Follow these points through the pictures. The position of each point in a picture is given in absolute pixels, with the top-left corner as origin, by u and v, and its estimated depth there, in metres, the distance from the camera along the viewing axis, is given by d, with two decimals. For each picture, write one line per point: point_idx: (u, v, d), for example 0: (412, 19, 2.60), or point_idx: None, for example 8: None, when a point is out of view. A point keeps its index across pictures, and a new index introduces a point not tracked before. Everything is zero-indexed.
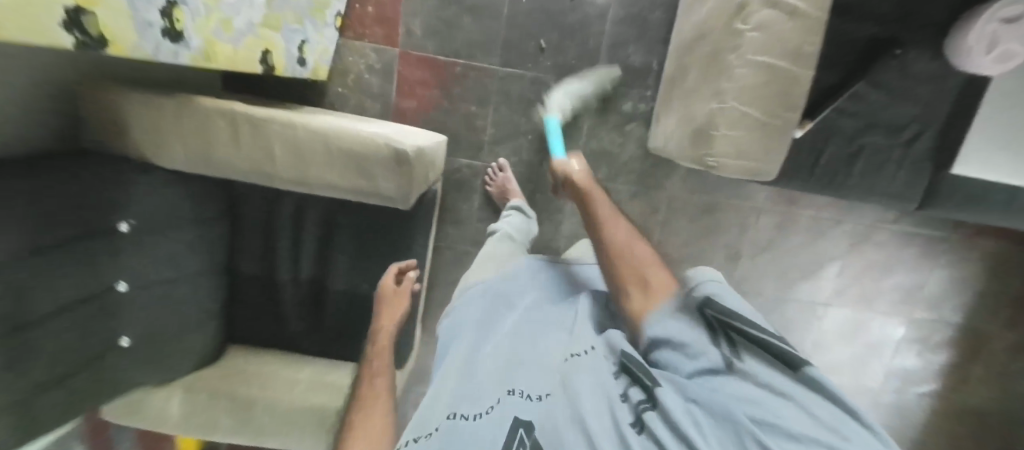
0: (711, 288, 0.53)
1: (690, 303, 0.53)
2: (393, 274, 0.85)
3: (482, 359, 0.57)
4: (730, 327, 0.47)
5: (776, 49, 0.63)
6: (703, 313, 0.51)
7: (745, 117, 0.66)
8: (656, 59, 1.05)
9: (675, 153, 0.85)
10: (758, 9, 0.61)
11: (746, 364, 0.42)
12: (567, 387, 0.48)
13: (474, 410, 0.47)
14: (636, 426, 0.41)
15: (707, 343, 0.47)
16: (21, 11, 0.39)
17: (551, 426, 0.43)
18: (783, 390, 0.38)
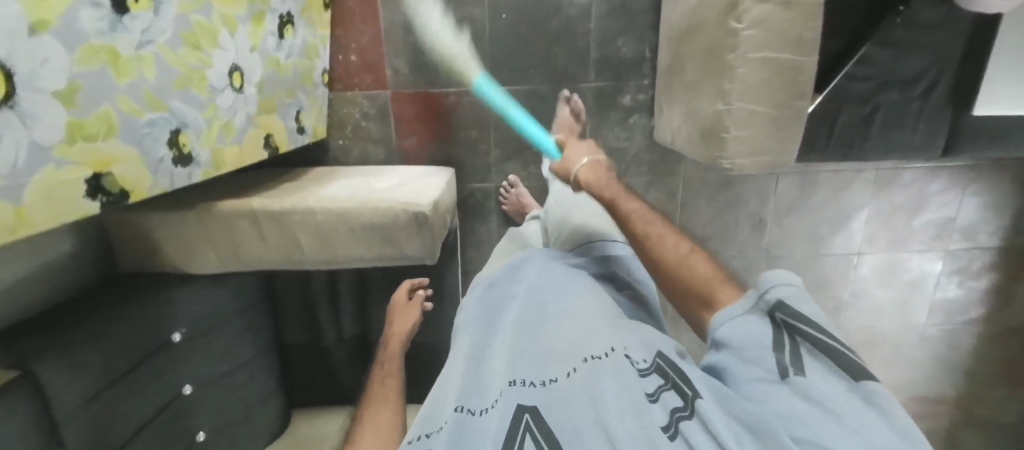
0: (786, 293, 0.51)
1: (755, 304, 0.52)
2: (403, 292, 0.84)
3: (492, 349, 0.62)
4: (802, 337, 0.47)
5: (776, 43, 0.61)
6: (776, 317, 0.49)
7: (753, 115, 0.65)
8: (648, 46, 1.02)
9: (685, 147, 0.85)
10: (750, 7, 0.59)
11: (803, 378, 0.44)
12: (582, 378, 0.51)
13: (484, 406, 0.52)
14: (668, 430, 0.44)
15: (761, 331, 0.49)
16: (49, 201, 0.42)
17: (559, 422, 0.47)
18: (842, 413, 0.40)
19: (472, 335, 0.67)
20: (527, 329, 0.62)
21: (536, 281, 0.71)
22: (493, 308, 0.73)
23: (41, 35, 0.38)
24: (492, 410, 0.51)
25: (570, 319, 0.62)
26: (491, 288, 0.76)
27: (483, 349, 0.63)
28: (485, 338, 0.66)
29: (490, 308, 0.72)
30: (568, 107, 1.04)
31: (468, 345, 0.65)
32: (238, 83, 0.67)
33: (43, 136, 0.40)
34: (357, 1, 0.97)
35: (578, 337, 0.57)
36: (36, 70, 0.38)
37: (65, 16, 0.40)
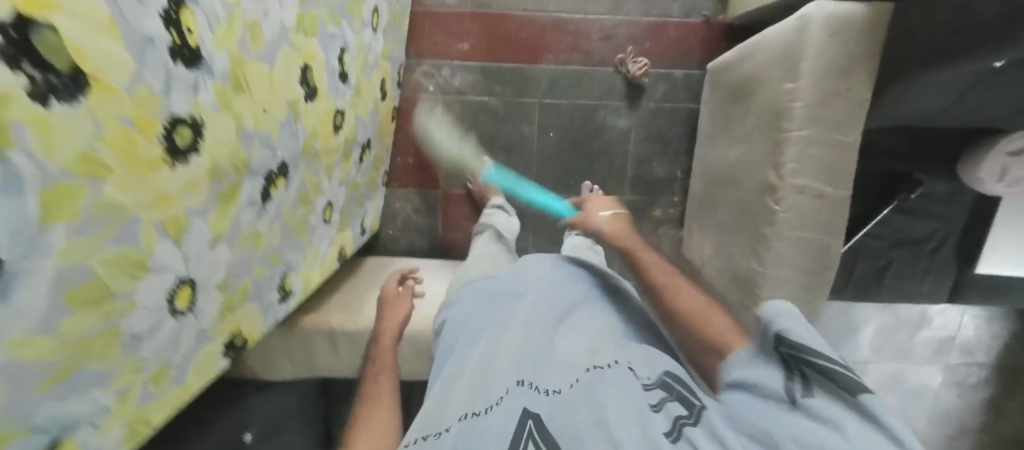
0: (789, 315, 0.39)
1: (763, 340, 0.40)
2: (395, 281, 0.82)
3: (486, 355, 0.50)
4: (812, 368, 0.35)
5: (810, 223, 0.69)
6: (779, 351, 0.38)
7: (788, 279, 0.73)
8: (680, 169, 1.11)
9: (716, 277, 0.93)
10: (788, 195, 0.68)
11: (813, 398, 0.33)
12: (587, 388, 0.42)
13: (477, 399, 0.43)
14: (671, 434, 0.36)
15: (769, 367, 0.37)
16: (200, 372, 0.48)
17: (564, 423, 0.39)
18: (870, 442, 0.29)
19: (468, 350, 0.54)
20: (533, 337, 0.52)
21: (543, 287, 0.61)
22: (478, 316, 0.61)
23: (217, 245, 0.45)
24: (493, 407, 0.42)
25: (579, 335, 0.52)
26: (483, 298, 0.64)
27: (482, 356, 0.50)
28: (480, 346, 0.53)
29: (485, 316, 0.59)
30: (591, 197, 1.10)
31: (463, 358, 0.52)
32: (327, 215, 0.75)
33: (205, 322, 0.47)
34: (420, 112, 1.07)
35: (581, 352, 0.49)
36: (209, 274, 0.45)
37: (232, 222, 0.47)
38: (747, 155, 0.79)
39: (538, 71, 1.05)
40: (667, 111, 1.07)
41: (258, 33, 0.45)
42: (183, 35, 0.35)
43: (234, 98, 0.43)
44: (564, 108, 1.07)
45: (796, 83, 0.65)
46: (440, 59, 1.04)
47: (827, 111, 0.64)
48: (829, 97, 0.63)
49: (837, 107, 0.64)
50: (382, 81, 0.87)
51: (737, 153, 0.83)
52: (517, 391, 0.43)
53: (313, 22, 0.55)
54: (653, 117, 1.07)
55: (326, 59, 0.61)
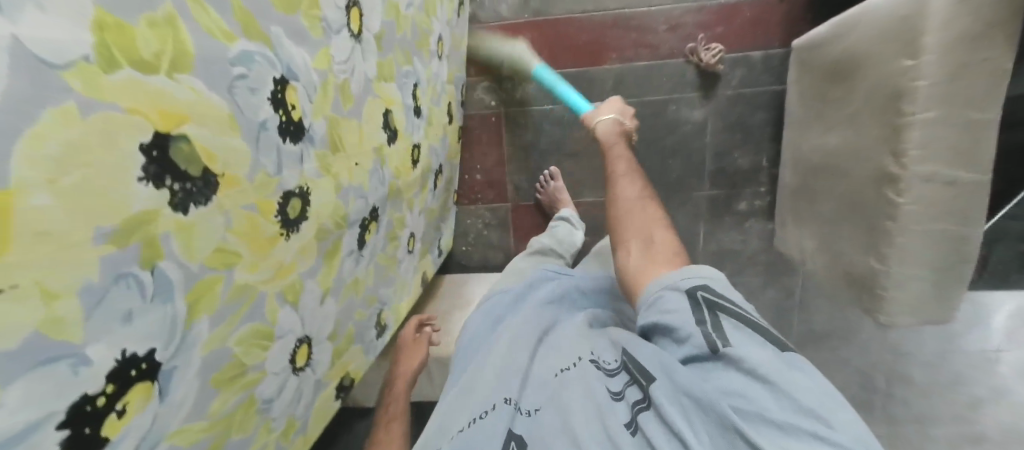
0: (696, 271, 0.45)
1: (675, 283, 0.45)
2: (411, 324, 0.78)
3: (480, 374, 0.56)
4: (722, 312, 0.41)
5: (942, 213, 0.60)
6: (693, 295, 0.43)
7: (914, 276, 0.64)
8: (766, 157, 1.02)
9: (823, 275, 0.84)
10: (912, 186, 0.60)
11: (733, 346, 0.39)
12: (558, 387, 0.47)
13: (471, 418, 0.49)
14: (630, 426, 0.40)
15: (676, 298, 0.44)
16: (320, 418, 0.51)
17: (543, 432, 0.43)
18: (771, 380, 0.36)
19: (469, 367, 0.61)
20: (519, 348, 0.57)
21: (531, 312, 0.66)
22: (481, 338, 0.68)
23: (325, 300, 0.48)
24: (480, 422, 0.48)
25: (559, 336, 0.57)
26: (487, 317, 0.72)
27: (475, 373, 0.57)
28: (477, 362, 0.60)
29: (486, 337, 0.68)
30: None
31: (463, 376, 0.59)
32: (411, 245, 0.76)
33: (320, 372, 0.50)
34: (483, 128, 1.07)
35: (554, 354, 0.53)
36: (320, 328, 0.48)
37: (337, 275, 0.49)
38: (854, 140, 0.70)
39: (601, 73, 1.00)
40: (747, 97, 0.99)
41: (347, 92, 0.45)
42: (289, 113, 0.36)
43: (332, 160, 0.44)
44: (631, 108, 1.01)
45: (917, 60, 0.56)
46: (499, 73, 1.03)
47: (959, 88, 0.54)
48: (962, 73, 0.54)
49: (970, 83, 0.54)
50: (449, 105, 0.87)
51: (840, 138, 0.74)
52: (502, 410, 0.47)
53: (390, 66, 0.56)
54: (731, 104, 0.99)
55: (402, 99, 0.61)
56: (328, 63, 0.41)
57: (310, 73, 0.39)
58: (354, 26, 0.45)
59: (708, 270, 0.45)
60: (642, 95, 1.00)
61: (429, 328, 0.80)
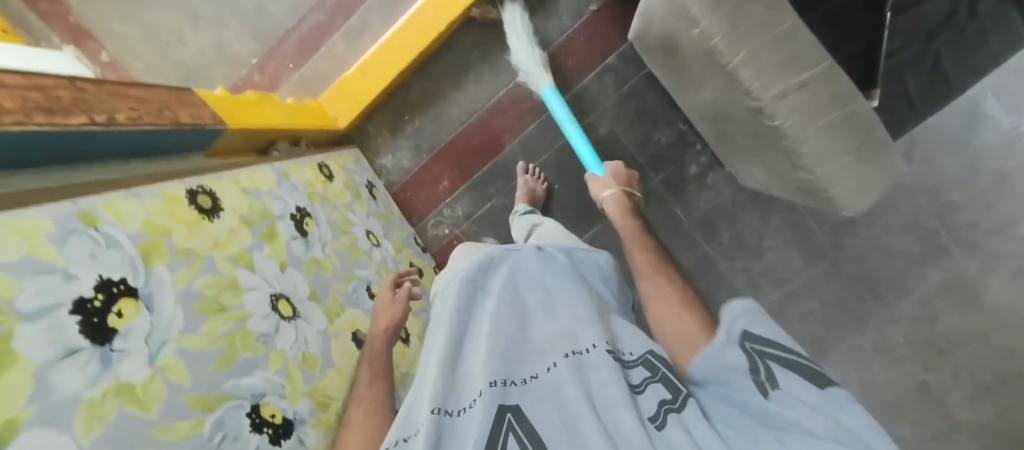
0: (745, 317, 0.44)
1: (726, 332, 0.44)
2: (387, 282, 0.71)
3: (468, 353, 0.52)
4: (772, 359, 0.41)
5: (817, 109, 0.64)
6: (745, 348, 0.42)
7: (841, 165, 0.66)
8: (680, 121, 1.08)
9: (787, 193, 0.86)
10: (777, 107, 0.64)
11: (780, 389, 0.38)
12: (564, 372, 0.44)
13: (464, 403, 0.46)
14: (656, 420, 0.40)
15: (724, 351, 0.43)
16: None
17: (544, 416, 0.41)
18: (830, 427, 0.34)
19: (454, 338, 0.54)
20: (510, 325, 0.53)
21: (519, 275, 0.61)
22: (470, 294, 0.60)
23: None
24: (471, 410, 0.44)
25: (561, 316, 0.54)
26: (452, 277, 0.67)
27: (462, 354, 0.52)
28: (461, 337, 0.54)
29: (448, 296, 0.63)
30: (529, 175, 1.08)
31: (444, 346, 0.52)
32: None
33: None
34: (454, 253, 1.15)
35: (557, 334, 0.51)
36: None
37: None
38: (714, 89, 0.75)
39: (508, 153, 1.10)
40: (630, 92, 1.07)
41: (310, 359, 0.56)
42: (272, 424, 0.46)
43: (326, 416, 0.54)
44: (551, 161, 1.10)
45: (700, 27, 0.63)
46: (435, 208, 1.13)
47: (745, 26, 0.61)
48: (736, 17, 0.61)
49: (749, 14, 0.60)
50: (410, 264, 0.99)
51: (706, 91, 0.80)
52: (491, 392, 0.43)
53: (335, 303, 0.66)
54: (622, 105, 1.07)
55: (362, 311, 0.71)
56: (282, 359, 0.51)
57: (272, 381, 0.49)
58: (287, 313, 0.55)
59: (752, 310, 0.44)
60: (551, 147, 1.09)
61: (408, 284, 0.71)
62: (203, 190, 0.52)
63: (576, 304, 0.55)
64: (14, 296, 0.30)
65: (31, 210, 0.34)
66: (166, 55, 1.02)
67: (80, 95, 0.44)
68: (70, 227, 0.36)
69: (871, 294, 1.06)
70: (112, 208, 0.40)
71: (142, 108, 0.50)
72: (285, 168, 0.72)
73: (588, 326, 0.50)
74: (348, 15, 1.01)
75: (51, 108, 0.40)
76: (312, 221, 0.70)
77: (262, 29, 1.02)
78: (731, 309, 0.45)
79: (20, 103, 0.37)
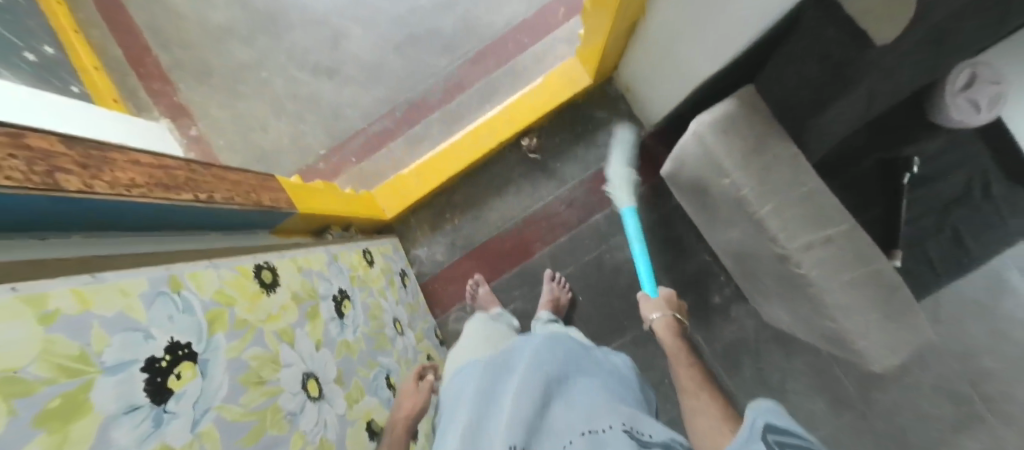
0: (767, 414, 0.49)
1: (751, 426, 0.49)
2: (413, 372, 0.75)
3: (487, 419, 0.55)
4: (791, 448, 0.44)
5: (839, 262, 0.68)
6: (767, 439, 0.46)
7: (870, 319, 0.67)
8: (705, 253, 1.14)
9: (811, 338, 0.86)
10: (801, 256, 0.68)
11: None
12: None
13: None
14: None
15: (749, 442, 0.48)
16: None
17: None
18: None
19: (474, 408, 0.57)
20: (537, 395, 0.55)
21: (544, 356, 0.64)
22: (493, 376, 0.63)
23: None
24: None
25: (579, 400, 0.58)
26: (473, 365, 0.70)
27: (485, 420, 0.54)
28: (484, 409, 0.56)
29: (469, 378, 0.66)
30: (556, 283, 1.10)
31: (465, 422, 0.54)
32: None
33: None
34: None
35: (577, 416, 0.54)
36: None
37: None
38: (741, 230, 0.81)
39: (537, 260, 1.14)
40: (657, 220, 1.14)
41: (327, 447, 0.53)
42: None
43: None
44: (576, 274, 1.14)
45: (730, 178, 0.70)
46: (460, 303, 1.15)
47: (772, 183, 0.69)
48: (762, 175, 0.69)
49: (777, 176, 0.69)
50: (428, 359, 0.98)
51: (731, 230, 0.85)
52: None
53: (357, 388, 0.65)
54: (649, 230, 1.14)
55: (378, 400, 0.69)
56: (303, 442, 0.49)
57: None
58: (314, 393, 0.54)
59: (771, 404, 0.51)
60: (578, 260, 1.14)
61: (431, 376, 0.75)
62: (267, 265, 0.56)
63: (594, 396, 0.59)
64: (102, 349, 0.32)
65: (132, 271, 0.38)
66: (247, 137, 1.16)
67: (191, 175, 0.51)
68: (158, 289, 0.39)
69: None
70: (194, 276, 0.44)
71: (235, 189, 0.57)
72: (335, 251, 0.77)
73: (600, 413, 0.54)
74: (413, 124, 1.16)
75: (169, 184, 0.46)
76: (349, 304, 0.73)
77: (336, 127, 1.16)
78: (759, 404, 0.51)
79: (146, 180, 0.44)
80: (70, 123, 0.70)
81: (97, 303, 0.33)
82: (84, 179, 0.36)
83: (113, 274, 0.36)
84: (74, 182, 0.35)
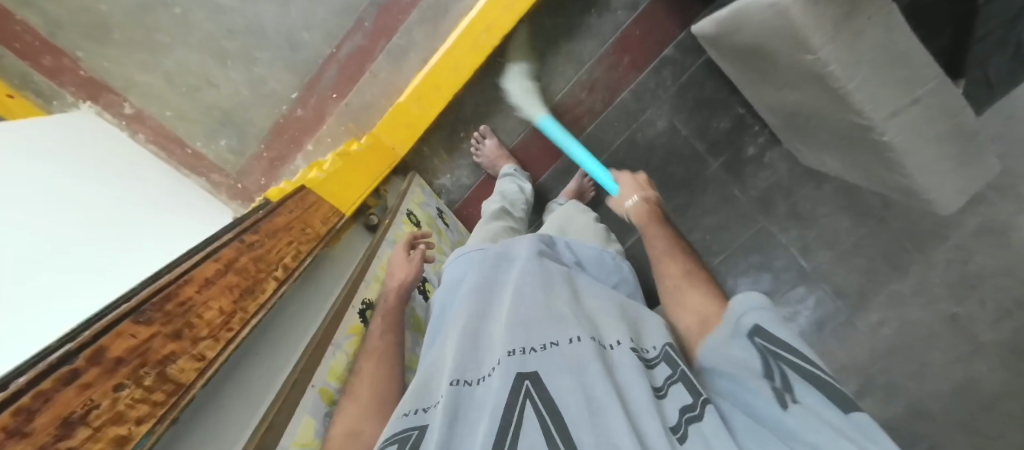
0: (753, 311, 0.40)
1: (736, 324, 0.41)
2: (407, 238, 0.61)
3: (489, 323, 0.48)
4: (787, 362, 0.37)
5: (921, 122, 0.65)
6: (757, 350, 0.39)
7: (936, 168, 0.69)
8: (741, 104, 1.02)
9: (862, 182, 0.88)
10: (886, 126, 0.65)
11: (799, 405, 0.35)
12: (578, 352, 0.40)
13: (479, 375, 0.41)
14: (678, 431, 0.36)
15: (739, 348, 0.40)
16: None
17: (565, 391, 0.36)
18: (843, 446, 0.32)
19: (471, 308, 0.51)
20: (537, 293, 0.49)
21: (544, 260, 0.57)
22: (490, 269, 0.57)
23: None
24: (487, 379, 0.40)
25: (590, 302, 0.51)
26: (462, 261, 0.61)
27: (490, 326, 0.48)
28: (484, 308, 0.51)
29: (462, 280, 0.58)
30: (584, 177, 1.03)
31: (464, 324, 0.48)
32: None
33: None
34: None
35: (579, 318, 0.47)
36: None
37: None
38: (808, 95, 0.74)
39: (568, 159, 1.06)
40: (690, 81, 1.02)
41: None
42: None
43: None
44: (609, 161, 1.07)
45: (817, 56, 0.61)
46: None
47: (862, 52, 0.61)
48: (854, 43, 0.60)
49: (870, 41, 0.60)
50: None
51: (791, 92, 0.78)
52: (510, 363, 0.39)
53: None
54: (680, 95, 1.03)
55: None
56: None
57: None
58: None
59: (757, 303, 0.41)
60: (609, 147, 1.08)
61: (424, 242, 0.62)
62: (365, 305, 0.55)
63: (603, 301, 0.52)
64: None
65: (296, 414, 0.38)
66: (197, 100, 0.95)
67: (253, 253, 0.42)
68: (321, 414, 0.41)
69: (914, 245, 0.93)
70: (333, 373, 0.45)
71: (294, 236, 0.50)
72: (394, 235, 0.72)
73: (606, 324, 0.47)
74: (390, 35, 0.93)
75: (248, 285, 0.40)
76: (431, 285, 0.75)
77: (297, 61, 0.93)
78: (743, 299, 0.42)
79: (234, 300, 0.38)
80: (18, 169, 0.54)
81: None
82: (190, 350, 0.32)
83: (287, 434, 0.36)
84: (189, 365, 0.31)
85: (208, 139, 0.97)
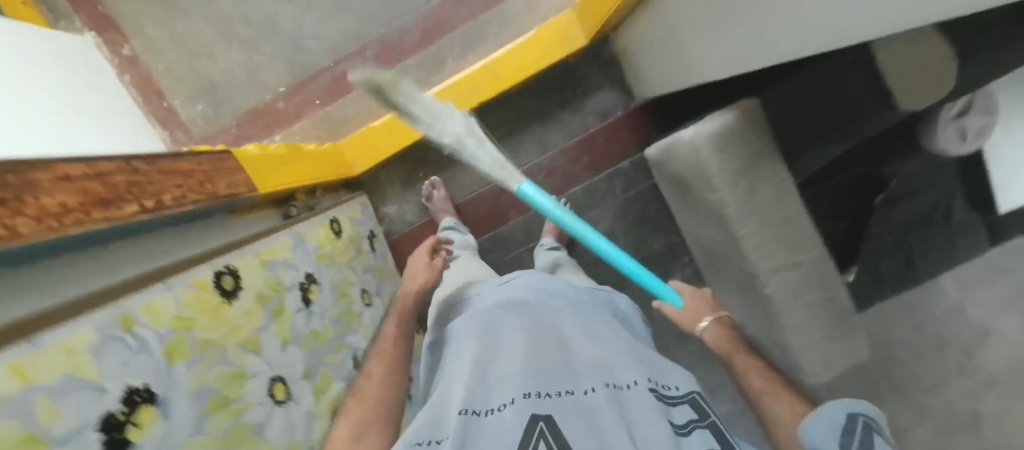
0: (847, 406, 0.50)
1: (839, 409, 0.50)
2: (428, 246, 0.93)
3: (500, 359, 0.53)
4: (883, 442, 0.46)
5: (800, 285, 0.72)
6: (855, 421, 0.48)
7: (812, 334, 0.74)
8: (675, 233, 1.12)
9: None
10: (770, 277, 0.72)
11: None
12: (594, 397, 0.45)
13: (491, 408, 0.46)
14: None
15: (834, 419, 0.49)
16: None
17: (577, 431, 0.41)
18: None
19: (479, 348, 0.55)
20: (547, 342, 0.54)
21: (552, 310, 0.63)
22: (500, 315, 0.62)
23: None
24: (500, 413, 0.44)
25: (600, 345, 0.55)
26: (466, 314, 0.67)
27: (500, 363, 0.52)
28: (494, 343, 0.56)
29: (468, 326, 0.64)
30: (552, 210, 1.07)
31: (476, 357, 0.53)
32: None
33: None
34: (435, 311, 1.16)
35: (589, 360, 0.52)
36: None
37: None
38: (716, 233, 0.81)
39: (510, 229, 1.12)
40: (637, 198, 1.12)
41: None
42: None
43: None
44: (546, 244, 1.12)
45: (717, 195, 0.69)
46: None
47: (756, 205, 0.69)
48: (749, 194, 0.69)
49: (762, 198, 0.69)
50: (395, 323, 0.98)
51: (705, 227, 0.86)
52: (525, 403, 0.44)
53: (325, 379, 0.66)
54: (625, 207, 1.12)
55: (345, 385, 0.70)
56: None
57: None
58: (281, 397, 0.55)
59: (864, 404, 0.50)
60: None
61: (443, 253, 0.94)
62: (227, 270, 0.53)
63: (613, 344, 0.57)
64: (51, 421, 0.29)
65: (75, 320, 0.33)
66: (193, 64, 1.01)
67: (133, 177, 0.44)
68: (106, 335, 0.35)
69: None
70: (150, 309, 0.41)
71: (184, 183, 0.51)
72: (302, 231, 0.73)
73: (616, 362, 0.52)
74: (386, 68, 1.03)
75: (108, 198, 0.40)
76: (317, 288, 0.72)
77: (298, 63, 1.02)
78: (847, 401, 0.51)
79: (81, 201, 0.37)
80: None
81: (38, 373, 0.29)
82: (4, 220, 0.30)
83: (50, 333, 0.31)
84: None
85: (188, 100, 1.02)
